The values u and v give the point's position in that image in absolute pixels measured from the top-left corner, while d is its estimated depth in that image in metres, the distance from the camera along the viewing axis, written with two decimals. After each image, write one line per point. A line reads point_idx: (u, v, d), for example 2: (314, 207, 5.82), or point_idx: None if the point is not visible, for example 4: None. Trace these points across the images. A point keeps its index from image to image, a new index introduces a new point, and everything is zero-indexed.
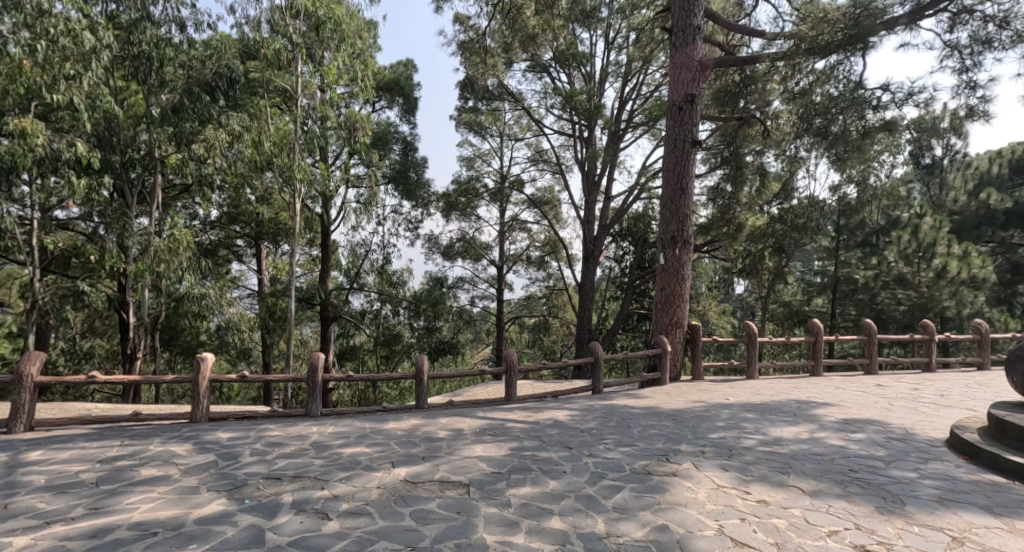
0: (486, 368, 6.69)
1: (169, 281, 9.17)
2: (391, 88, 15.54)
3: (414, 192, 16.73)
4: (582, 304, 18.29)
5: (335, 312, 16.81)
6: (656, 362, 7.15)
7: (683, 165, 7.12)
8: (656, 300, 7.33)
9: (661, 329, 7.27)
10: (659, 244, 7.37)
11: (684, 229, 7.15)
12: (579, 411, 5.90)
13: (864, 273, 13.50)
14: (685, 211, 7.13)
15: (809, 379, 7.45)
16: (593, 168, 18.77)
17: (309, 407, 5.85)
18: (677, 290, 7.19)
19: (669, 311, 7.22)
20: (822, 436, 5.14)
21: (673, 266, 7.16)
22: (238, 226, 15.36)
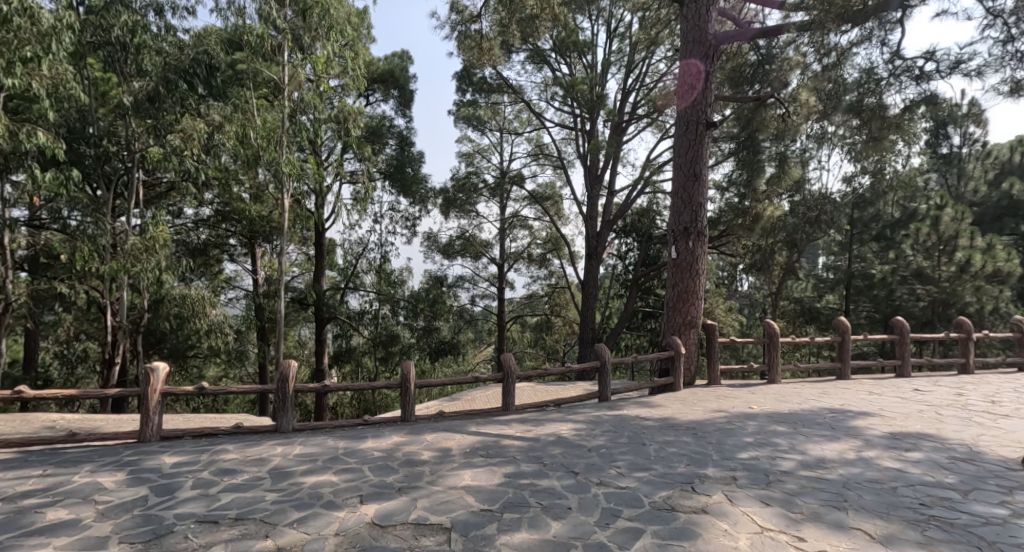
0: (479, 374, 6.15)
1: (148, 283, 8.65)
2: (385, 80, 15.02)
3: (411, 188, 16.17)
4: (585, 302, 17.73)
5: (332, 313, 16.33)
6: (669, 366, 6.59)
7: (695, 149, 6.59)
8: (668, 299, 6.77)
9: (675, 330, 6.71)
10: (670, 236, 6.82)
11: (697, 219, 6.60)
12: (583, 424, 5.35)
13: (880, 268, 12.66)
14: (698, 200, 6.57)
15: (837, 383, 6.90)
16: (596, 161, 18.21)
17: (279, 422, 5.37)
18: (691, 288, 6.63)
19: (682, 310, 6.67)
20: (871, 455, 4.58)
21: (687, 261, 6.61)
22: (229, 224, 14.85)
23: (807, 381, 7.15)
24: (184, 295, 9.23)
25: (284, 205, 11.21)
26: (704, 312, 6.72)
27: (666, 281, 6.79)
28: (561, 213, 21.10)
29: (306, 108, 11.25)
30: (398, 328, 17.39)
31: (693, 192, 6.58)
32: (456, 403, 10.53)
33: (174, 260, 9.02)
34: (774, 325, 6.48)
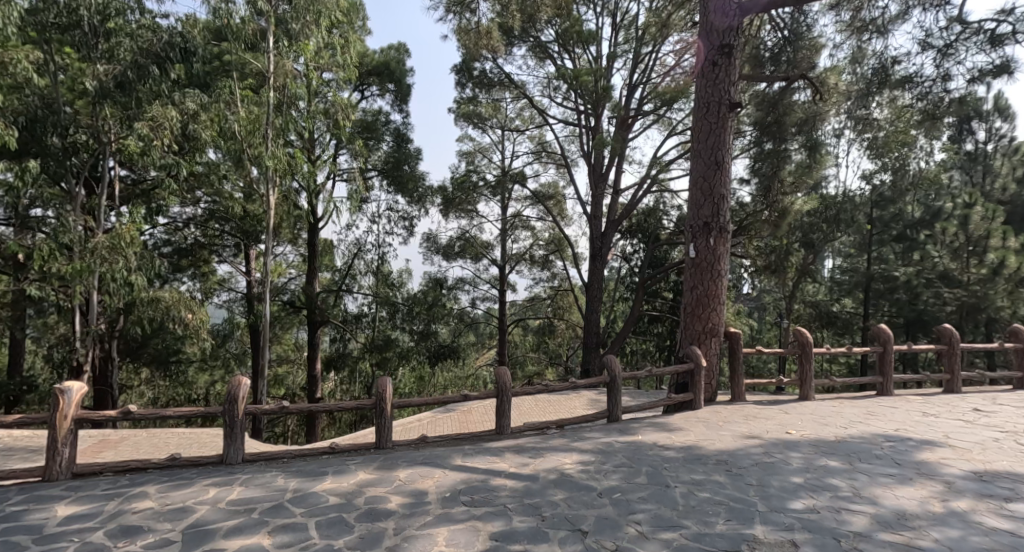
0: (468, 393, 5.48)
1: (117, 286, 7.98)
2: (380, 72, 14.28)
3: (407, 185, 15.46)
4: (589, 306, 17.04)
5: (323, 316, 15.58)
6: (687, 381, 5.91)
7: (717, 134, 5.93)
8: (685, 304, 6.08)
9: (694, 339, 6.00)
10: (686, 232, 6.15)
11: (719, 214, 5.93)
12: (590, 455, 4.68)
13: (904, 271, 12.36)
14: (720, 191, 5.90)
15: (882, 401, 6.23)
16: (601, 159, 17.52)
17: (226, 452, 4.82)
18: (712, 290, 5.95)
19: (702, 316, 5.96)
20: (962, 505, 3.89)
21: (707, 260, 5.93)
22: (219, 223, 14.20)
23: (845, 397, 6.49)
24: (155, 296, 8.42)
25: (269, 202, 10.54)
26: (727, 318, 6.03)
27: (684, 284, 6.10)
28: (565, 213, 20.43)
29: (297, 100, 10.53)
30: (394, 332, 16.68)
31: (715, 182, 5.91)
32: (451, 419, 9.85)
33: (145, 259, 8.33)
34: (806, 333, 5.90)
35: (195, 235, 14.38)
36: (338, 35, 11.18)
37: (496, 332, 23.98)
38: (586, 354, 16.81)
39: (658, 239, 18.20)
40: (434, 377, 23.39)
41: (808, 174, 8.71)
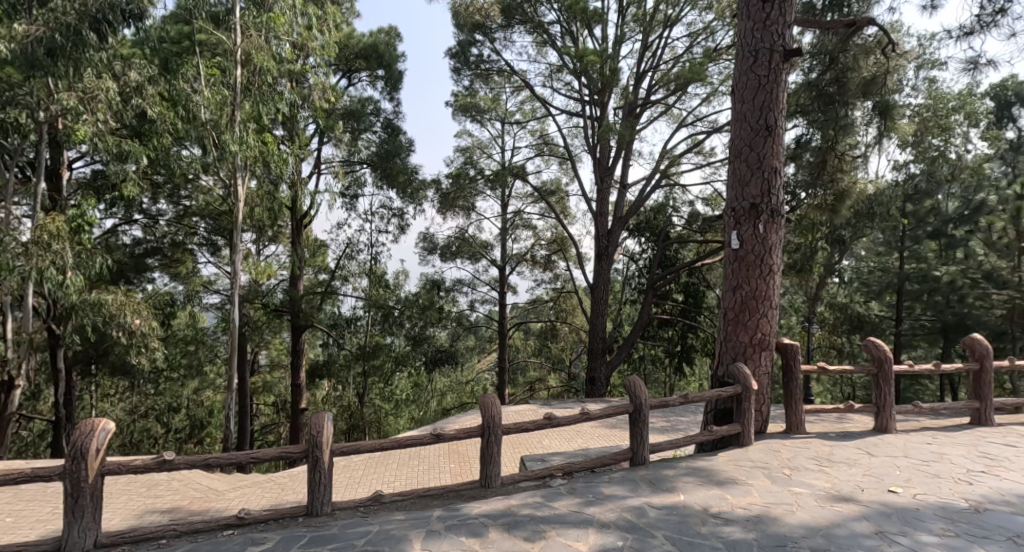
0: (441, 431, 4.40)
1: (53, 284, 6.78)
2: (368, 56, 12.99)
3: (395, 179, 14.29)
4: (595, 309, 15.94)
5: (308, 319, 14.48)
6: (733, 409, 5.03)
7: (766, 91, 5.03)
8: (727, 309, 5.14)
9: (742, 353, 5.04)
10: (726, 221, 5.23)
11: (769, 193, 5.00)
12: (615, 535, 3.81)
13: (947, 270, 11.97)
14: (771, 163, 4.99)
15: (984, 439, 5.52)
16: (606, 152, 16.41)
17: (72, 536, 3.98)
18: (762, 291, 5.00)
19: (750, 325, 5.02)
20: None
21: (755, 253, 5.00)
22: (199, 218, 13.21)
23: (934, 432, 5.75)
24: (98, 299, 7.23)
25: (239, 194, 9.21)
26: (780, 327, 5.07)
27: (725, 285, 5.17)
28: (568, 210, 19.32)
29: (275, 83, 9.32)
30: (388, 337, 15.62)
31: (764, 154, 5.01)
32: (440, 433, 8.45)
33: (83, 256, 7.17)
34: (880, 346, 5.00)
35: (170, 234, 13.26)
36: (318, 10, 10.04)
37: (496, 335, 22.95)
38: (590, 360, 15.71)
39: (668, 237, 17.11)
40: (432, 384, 22.41)
41: (867, 155, 7.79)
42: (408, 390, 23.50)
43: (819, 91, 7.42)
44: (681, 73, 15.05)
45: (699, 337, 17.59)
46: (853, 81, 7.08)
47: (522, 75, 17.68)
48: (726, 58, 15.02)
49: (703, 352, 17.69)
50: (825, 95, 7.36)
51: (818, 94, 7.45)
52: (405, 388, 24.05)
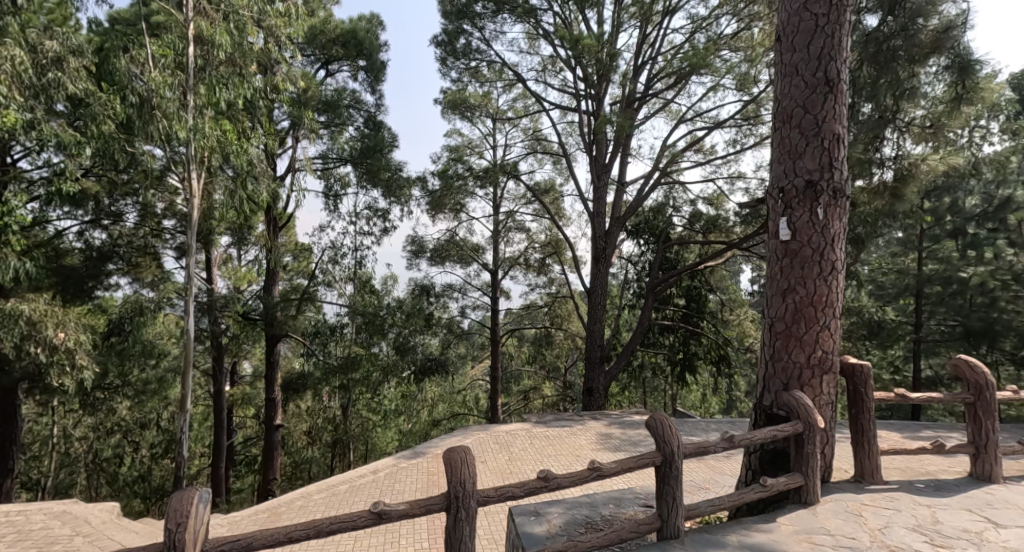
0: (382, 507, 3.56)
1: None
2: (346, 42, 11.98)
3: (378, 177, 13.25)
4: (591, 315, 14.98)
5: (285, 329, 13.46)
6: (791, 451, 4.52)
7: (822, 44, 4.57)
8: (779, 321, 4.65)
9: (799, 374, 4.55)
10: (771, 211, 4.77)
11: (828, 169, 4.56)
12: None
13: (975, 271, 11.24)
14: (829, 131, 4.55)
15: None
16: (603, 148, 15.50)
17: None
18: (821, 293, 4.54)
19: (806, 342, 4.54)
20: None
21: (812, 248, 4.55)
22: (166, 217, 12.24)
23: None
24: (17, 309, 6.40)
25: (193, 189, 8.10)
26: (842, 339, 4.59)
27: (774, 290, 4.70)
28: (563, 211, 18.42)
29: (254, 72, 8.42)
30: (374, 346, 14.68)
31: (823, 121, 4.57)
32: (422, 454, 7.29)
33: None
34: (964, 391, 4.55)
35: (135, 237, 12.29)
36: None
37: (488, 342, 22.07)
38: (588, 370, 14.77)
39: (668, 239, 16.26)
40: (423, 394, 21.43)
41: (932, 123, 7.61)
42: (397, 400, 22.56)
43: (877, 47, 7.69)
44: (683, 64, 14.18)
45: (702, 343, 16.74)
46: (922, 34, 7.28)
47: (513, 68, 16.79)
48: (730, 47, 14.17)
49: (705, 360, 16.85)
50: (885, 51, 7.60)
51: (876, 49, 7.69)
52: (393, 398, 23.10)
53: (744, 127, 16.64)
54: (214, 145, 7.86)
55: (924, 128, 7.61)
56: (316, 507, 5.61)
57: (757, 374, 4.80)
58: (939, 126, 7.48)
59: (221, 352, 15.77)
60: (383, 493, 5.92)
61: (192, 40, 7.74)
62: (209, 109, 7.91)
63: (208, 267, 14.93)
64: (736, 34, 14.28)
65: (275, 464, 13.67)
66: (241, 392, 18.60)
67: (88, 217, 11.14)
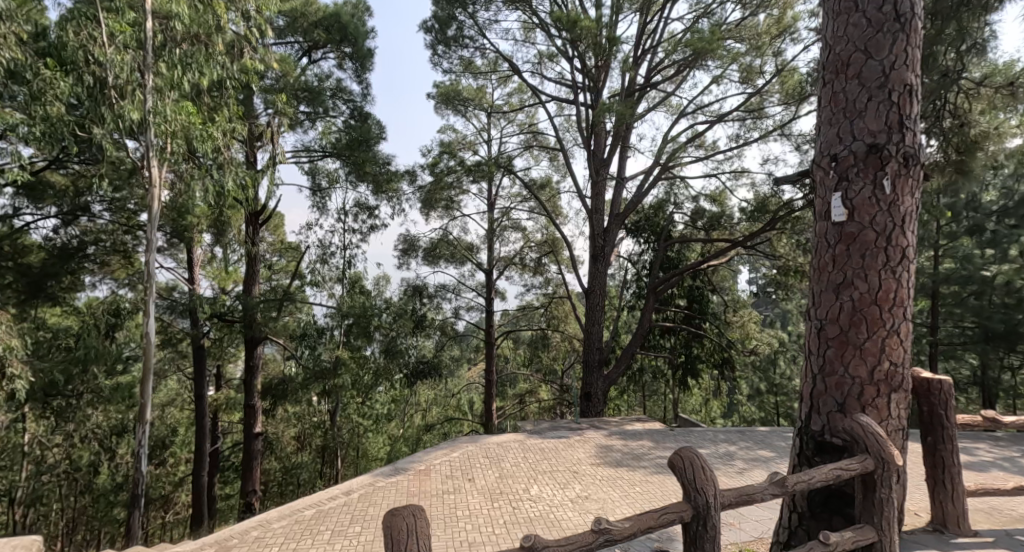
0: None
1: None
2: (329, 27, 11.26)
3: (364, 170, 12.50)
4: (590, 316, 14.28)
5: (265, 332, 12.72)
6: (861, 491, 3.87)
7: None
8: (834, 323, 3.98)
9: (859, 389, 3.88)
10: (822, 183, 4.09)
11: (897, 132, 3.88)
12: None
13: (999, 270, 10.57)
14: (898, 82, 3.88)
15: None
16: (602, 142, 14.84)
17: None
18: (887, 287, 3.87)
19: (869, 349, 3.87)
20: None
21: (876, 231, 3.88)
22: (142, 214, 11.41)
23: None
24: None
25: (152, 177, 7.37)
26: (911, 344, 3.92)
27: (827, 285, 4.02)
28: (559, 209, 17.75)
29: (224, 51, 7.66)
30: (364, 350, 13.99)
31: (890, 69, 3.90)
32: (403, 472, 6.55)
33: None
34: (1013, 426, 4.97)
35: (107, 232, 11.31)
36: None
37: (483, 345, 21.42)
38: (586, 374, 14.09)
39: (670, 238, 15.60)
40: (414, 398, 20.72)
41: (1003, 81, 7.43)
42: (388, 405, 21.87)
43: None
44: (685, 54, 13.48)
45: (705, 346, 16.05)
46: None
47: (509, 59, 16.08)
48: (735, 35, 13.47)
49: (708, 364, 16.20)
50: None
51: None
52: (384, 403, 22.41)
53: (748, 121, 15.98)
54: (176, 131, 7.12)
55: (998, 88, 7.45)
56: (273, 539, 4.90)
57: (804, 388, 4.13)
58: (1016, 85, 7.29)
59: (202, 356, 15.05)
60: (353, 520, 5.20)
61: (150, 14, 6.97)
62: (170, 91, 7.18)
63: (188, 267, 14.20)
64: (741, 22, 13.61)
65: (254, 475, 12.95)
66: (224, 397, 17.85)
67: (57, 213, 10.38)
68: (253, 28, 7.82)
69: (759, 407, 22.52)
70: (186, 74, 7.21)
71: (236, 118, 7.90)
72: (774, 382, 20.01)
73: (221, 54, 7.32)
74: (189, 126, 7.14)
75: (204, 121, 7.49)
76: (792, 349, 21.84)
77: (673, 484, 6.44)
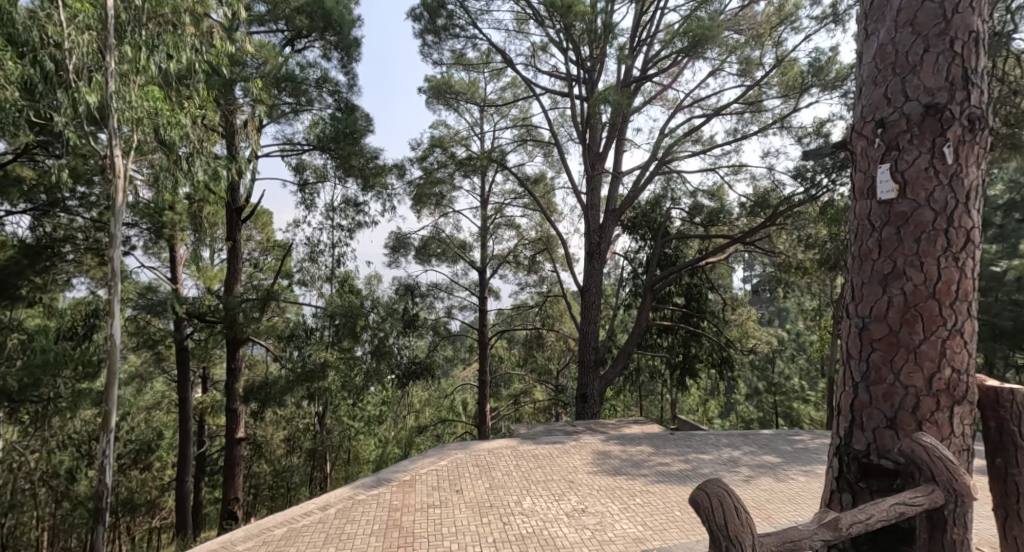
0: None
1: None
2: (312, 13, 10.73)
3: (350, 164, 12.05)
4: (585, 315, 13.85)
5: (247, 334, 12.21)
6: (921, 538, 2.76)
7: None
8: (875, 325, 2.87)
9: (913, 402, 2.77)
10: (862, 155, 3.01)
11: (961, 89, 2.79)
12: None
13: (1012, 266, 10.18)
14: (963, 26, 2.80)
15: None
16: (598, 136, 14.40)
17: None
18: (948, 278, 2.77)
19: (925, 358, 2.77)
20: None
21: (934, 209, 2.78)
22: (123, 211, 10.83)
23: None
24: None
25: (114, 167, 6.86)
26: (977, 351, 2.82)
27: (865, 276, 2.92)
28: (554, 206, 17.34)
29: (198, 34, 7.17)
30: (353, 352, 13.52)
31: (952, 12, 2.82)
32: (385, 483, 6.10)
33: None
34: None
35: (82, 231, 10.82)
36: None
37: (476, 345, 20.98)
38: (581, 375, 13.67)
39: (667, 234, 15.21)
40: (406, 399, 20.27)
41: None
42: (380, 407, 21.39)
43: None
44: (682, 46, 13.06)
45: (703, 345, 15.63)
46: None
47: (501, 52, 15.63)
48: (733, 25, 13.03)
49: (707, 363, 15.78)
50: None
51: None
52: (376, 404, 21.94)
53: (747, 114, 15.56)
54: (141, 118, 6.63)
55: None
56: None
57: (839, 401, 3.02)
58: None
59: (186, 358, 14.54)
60: (327, 541, 4.78)
61: None
62: (135, 76, 6.67)
63: (172, 266, 13.70)
64: (740, 11, 13.18)
65: (236, 482, 12.49)
66: (210, 400, 17.33)
67: (26, 209, 9.83)
68: (227, 9, 7.31)
69: (757, 407, 22.17)
70: (152, 57, 6.71)
71: (207, 104, 7.39)
72: (772, 381, 19.67)
73: (190, 36, 6.80)
74: (155, 112, 6.63)
75: (173, 107, 6.97)
76: (791, 347, 21.50)
77: (677, 495, 5.99)
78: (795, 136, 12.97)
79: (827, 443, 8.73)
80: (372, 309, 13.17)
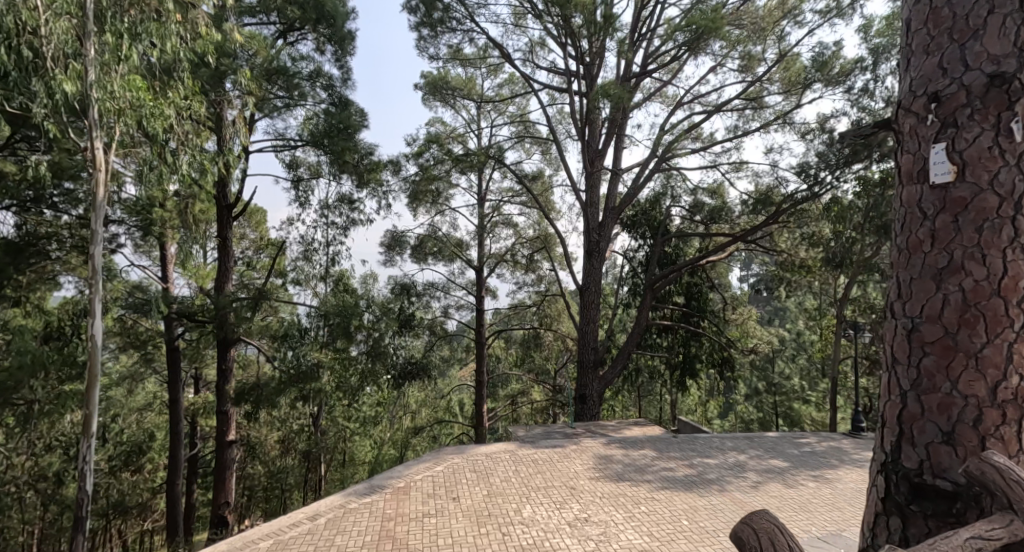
0: None
1: None
2: (305, 4, 10.44)
3: (344, 160, 11.77)
4: (584, 314, 13.60)
5: (238, 334, 11.91)
6: None
7: None
8: (927, 327, 2.44)
9: (975, 416, 2.32)
10: (910, 135, 2.58)
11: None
12: None
13: None
14: None
15: None
16: (597, 133, 14.14)
17: None
18: (1016, 272, 2.32)
19: (989, 365, 2.32)
20: None
21: (999, 194, 2.34)
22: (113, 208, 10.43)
23: None
24: None
25: (95, 159, 6.56)
26: None
27: (915, 271, 2.49)
28: (553, 204, 17.09)
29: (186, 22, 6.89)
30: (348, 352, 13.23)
31: None
32: (379, 491, 5.82)
33: None
34: None
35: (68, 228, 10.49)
36: None
37: (473, 344, 20.70)
38: (580, 376, 13.41)
39: (667, 233, 14.97)
40: (402, 400, 19.98)
41: None
42: (375, 408, 21.10)
43: None
44: (682, 41, 12.83)
45: (704, 345, 15.37)
46: None
47: (499, 47, 15.36)
48: (735, 18, 12.77)
49: (707, 363, 15.54)
50: None
51: None
52: (371, 405, 21.65)
53: (748, 111, 15.33)
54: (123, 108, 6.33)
55: None
56: None
57: (884, 413, 2.59)
58: None
59: (177, 358, 14.23)
60: None
61: None
62: (117, 65, 6.36)
63: (162, 265, 13.38)
64: (742, 5, 12.93)
65: (228, 486, 12.20)
66: (203, 401, 17.02)
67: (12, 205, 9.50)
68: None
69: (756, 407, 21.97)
70: (135, 46, 6.41)
71: (193, 96, 7.10)
72: (772, 382, 19.45)
73: (175, 24, 6.51)
74: (137, 102, 6.34)
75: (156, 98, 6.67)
76: (791, 348, 21.31)
77: (684, 503, 5.72)
78: (798, 132, 12.74)
79: (834, 446, 8.48)
80: (367, 309, 12.89)
